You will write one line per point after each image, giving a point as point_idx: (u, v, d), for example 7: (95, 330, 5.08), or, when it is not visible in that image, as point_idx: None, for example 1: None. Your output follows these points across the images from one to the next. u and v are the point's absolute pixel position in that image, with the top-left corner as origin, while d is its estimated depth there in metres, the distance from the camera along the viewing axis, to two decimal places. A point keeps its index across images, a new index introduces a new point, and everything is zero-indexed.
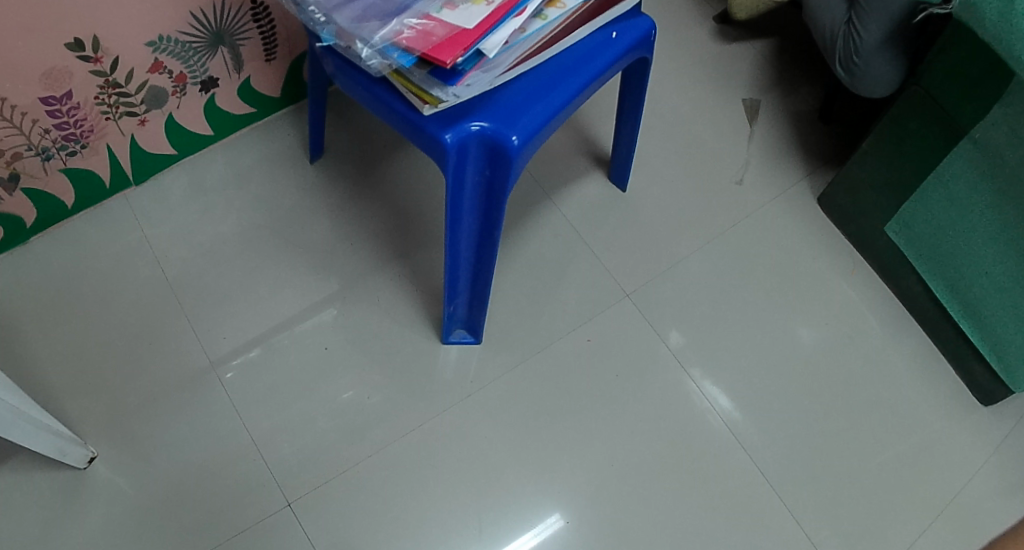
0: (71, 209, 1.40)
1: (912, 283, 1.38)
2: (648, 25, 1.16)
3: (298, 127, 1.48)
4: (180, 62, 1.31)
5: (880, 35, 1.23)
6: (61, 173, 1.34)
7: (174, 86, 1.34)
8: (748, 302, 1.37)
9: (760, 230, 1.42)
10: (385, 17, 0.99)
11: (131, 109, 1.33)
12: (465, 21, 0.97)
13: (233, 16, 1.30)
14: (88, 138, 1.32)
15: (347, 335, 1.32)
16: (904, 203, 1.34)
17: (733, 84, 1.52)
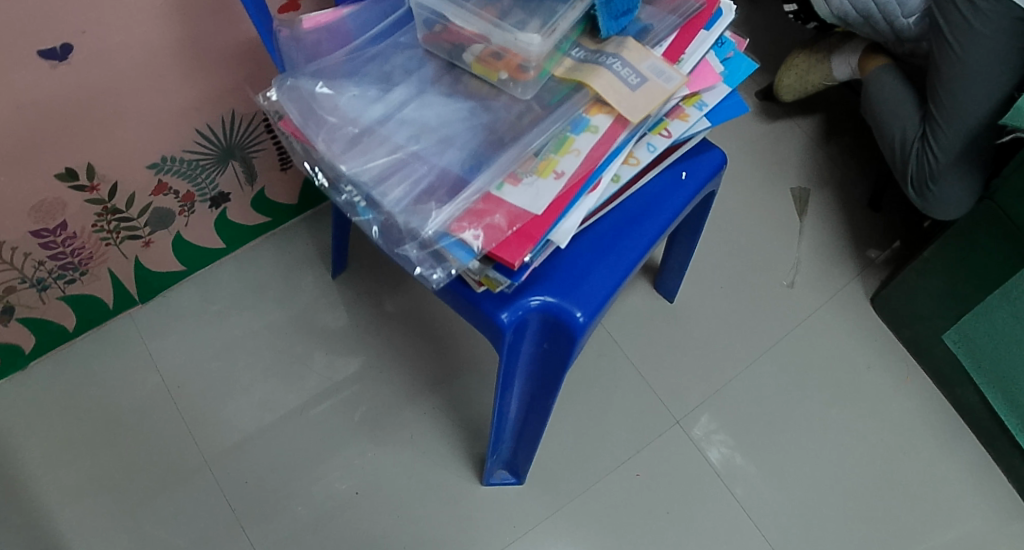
0: (71, 332, 1.28)
1: (969, 394, 1.27)
2: (719, 160, 1.05)
3: (318, 231, 1.37)
4: (187, 181, 1.19)
5: (959, 148, 1.15)
6: (59, 300, 1.22)
7: (181, 206, 1.22)
8: (809, 422, 1.27)
9: (815, 338, 1.34)
10: (438, 202, 0.84)
11: (133, 232, 1.20)
12: (533, 204, 0.84)
13: (245, 125, 1.19)
14: (87, 265, 1.20)
15: (379, 474, 1.22)
16: (965, 314, 1.24)
17: (781, 171, 1.43)
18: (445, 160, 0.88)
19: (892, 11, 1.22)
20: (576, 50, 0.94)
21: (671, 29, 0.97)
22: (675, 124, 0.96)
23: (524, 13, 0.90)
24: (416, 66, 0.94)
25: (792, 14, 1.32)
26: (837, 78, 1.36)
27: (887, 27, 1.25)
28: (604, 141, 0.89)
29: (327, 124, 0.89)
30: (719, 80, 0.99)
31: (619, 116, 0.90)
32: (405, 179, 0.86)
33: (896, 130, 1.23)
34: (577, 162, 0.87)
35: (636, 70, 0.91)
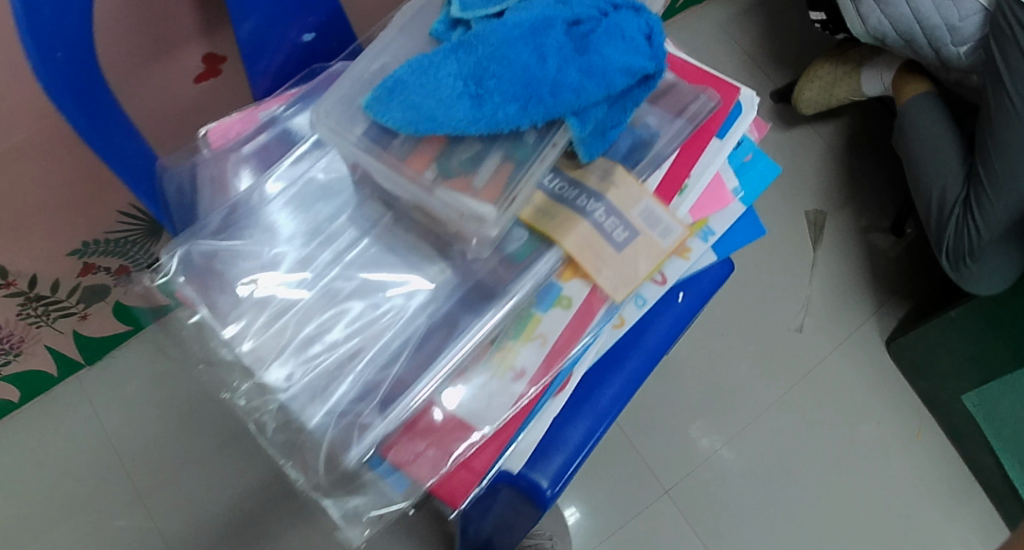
0: (15, 404, 1.18)
1: (983, 454, 1.16)
2: (723, 273, 0.88)
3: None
4: (118, 258, 1.07)
5: (1008, 221, 0.98)
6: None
7: (115, 279, 1.10)
8: (810, 487, 1.19)
9: (821, 388, 1.23)
10: (378, 414, 0.70)
11: (66, 311, 1.09)
12: (486, 419, 0.71)
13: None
14: (21, 346, 1.09)
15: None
16: (989, 382, 1.11)
17: (797, 188, 1.29)
18: (378, 356, 0.72)
19: (941, 38, 1.00)
20: (554, 177, 0.77)
21: (677, 144, 0.79)
22: (672, 265, 0.81)
23: (481, 143, 0.72)
24: (341, 208, 0.77)
25: (815, 23, 1.13)
26: (865, 94, 1.17)
27: (933, 52, 1.03)
28: (575, 319, 0.74)
29: (234, 307, 0.73)
30: (733, 199, 0.82)
31: (594, 285, 0.74)
32: (329, 385, 0.71)
33: (934, 187, 1.05)
34: (540, 354, 0.73)
35: (624, 220, 0.75)
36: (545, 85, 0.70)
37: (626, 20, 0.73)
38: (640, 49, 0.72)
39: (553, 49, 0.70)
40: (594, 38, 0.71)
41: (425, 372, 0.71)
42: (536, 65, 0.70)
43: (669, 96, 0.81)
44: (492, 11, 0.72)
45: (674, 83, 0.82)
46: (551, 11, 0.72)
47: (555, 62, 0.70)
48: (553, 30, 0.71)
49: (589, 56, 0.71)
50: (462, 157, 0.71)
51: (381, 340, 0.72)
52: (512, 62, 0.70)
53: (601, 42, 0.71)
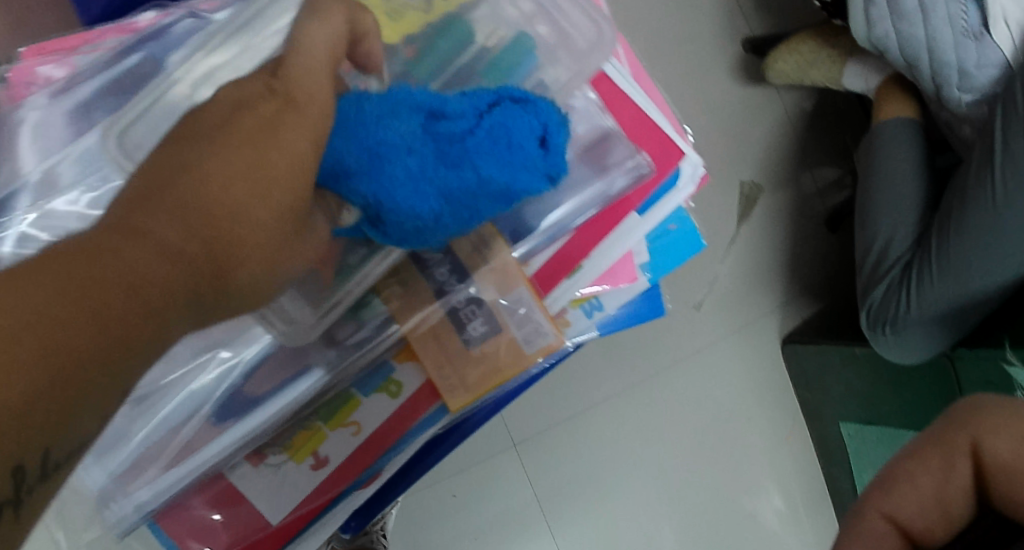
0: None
1: (842, 480, 1.16)
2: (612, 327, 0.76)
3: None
4: None
5: (943, 309, 0.87)
6: None
7: None
8: (665, 467, 1.17)
9: (706, 371, 1.18)
10: (157, 474, 0.61)
11: None
12: (273, 508, 0.64)
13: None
14: None
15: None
16: (871, 425, 1.07)
17: (745, 151, 1.17)
18: (167, 419, 0.61)
19: (946, 76, 0.86)
20: None
21: (582, 219, 0.65)
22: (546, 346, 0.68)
23: None
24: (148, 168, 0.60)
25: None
26: (843, 87, 1.03)
27: (933, 87, 0.89)
28: (398, 415, 0.64)
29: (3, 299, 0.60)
30: (640, 277, 0.72)
31: (429, 381, 0.64)
32: (110, 447, 0.61)
33: (881, 233, 0.94)
34: (349, 447, 0.64)
35: (489, 314, 0.63)
36: (390, 202, 0.54)
37: (517, 121, 0.54)
38: (528, 164, 0.54)
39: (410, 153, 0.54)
40: (466, 146, 0.54)
41: (211, 446, 0.61)
42: (385, 173, 0.54)
43: (593, 152, 0.65)
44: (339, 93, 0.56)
45: (608, 134, 0.66)
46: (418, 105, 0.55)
47: (411, 172, 0.54)
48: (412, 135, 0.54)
49: (456, 171, 0.54)
50: None
51: (170, 403, 0.61)
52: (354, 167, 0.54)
53: (475, 151, 0.54)
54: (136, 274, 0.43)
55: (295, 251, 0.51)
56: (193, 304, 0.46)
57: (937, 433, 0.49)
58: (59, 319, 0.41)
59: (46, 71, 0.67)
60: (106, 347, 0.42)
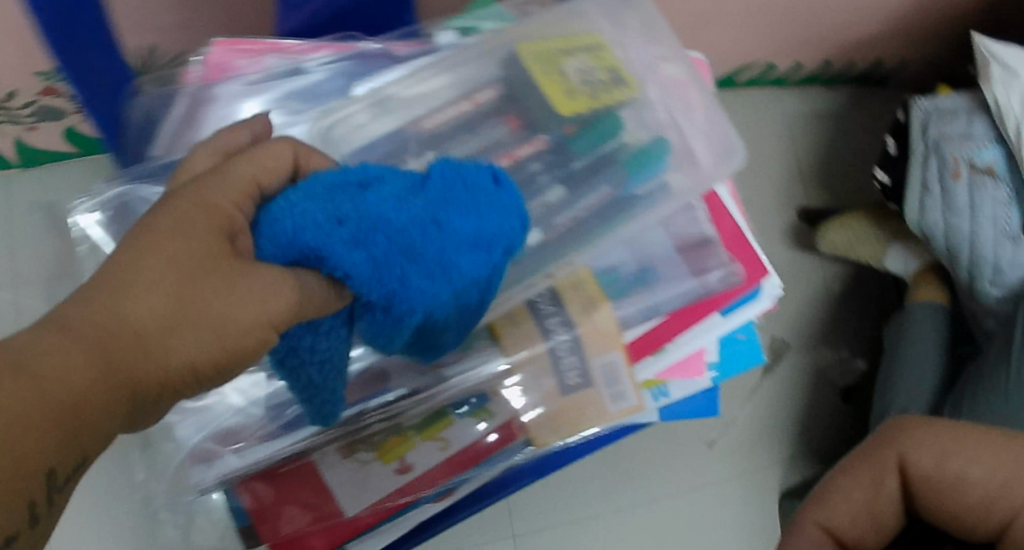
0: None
1: None
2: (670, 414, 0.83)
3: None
4: None
5: None
6: None
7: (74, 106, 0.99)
8: None
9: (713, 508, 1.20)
10: (246, 448, 0.66)
11: (12, 113, 0.99)
12: (347, 502, 0.69)
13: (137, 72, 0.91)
14: None
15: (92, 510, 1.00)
16: None
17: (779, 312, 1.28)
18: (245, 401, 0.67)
19: (982, 270, 0.97)
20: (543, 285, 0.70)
21: (676, 306, 0.73)
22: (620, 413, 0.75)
23: None
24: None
25: (877, 182, 1.07)
26: (884, 267, 1.14)
27: (967, 279, 1.00)
28: (483, 444, 0.71)
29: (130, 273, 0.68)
30: (706, 373, 0.79)
31: (518, 417, 0.71)
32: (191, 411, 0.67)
33: (894, 405, 1.00)
34: (434, 459, 0.70)
35: (584, 365, 0.70)
36: (356, 276, 0.51)
37: (464, 170, 0.57)
38: (503, 206, 0.57)
39: (352, 223, 0.51)
40: (424, 200, 0.54)
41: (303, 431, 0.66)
42: (337, 250, 0.50)
43: (695, 253, 0.74)
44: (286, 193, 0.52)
45: (711, 241, 0.75)
46: (341, 184, 0.52)
47: (360, 238, 0.51)
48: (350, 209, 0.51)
49: (413, 220, 0.53)
50: None
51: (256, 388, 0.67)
52: (307, 251, 0.50)
53: (442, 202, 0.55)
54: (56, 374, 0.42)
55: (277, 297, 0.49)
56: (123, 401, 0.45)
57: (873, 447, 0.64)
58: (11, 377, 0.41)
59: (235, 67, 0.75)
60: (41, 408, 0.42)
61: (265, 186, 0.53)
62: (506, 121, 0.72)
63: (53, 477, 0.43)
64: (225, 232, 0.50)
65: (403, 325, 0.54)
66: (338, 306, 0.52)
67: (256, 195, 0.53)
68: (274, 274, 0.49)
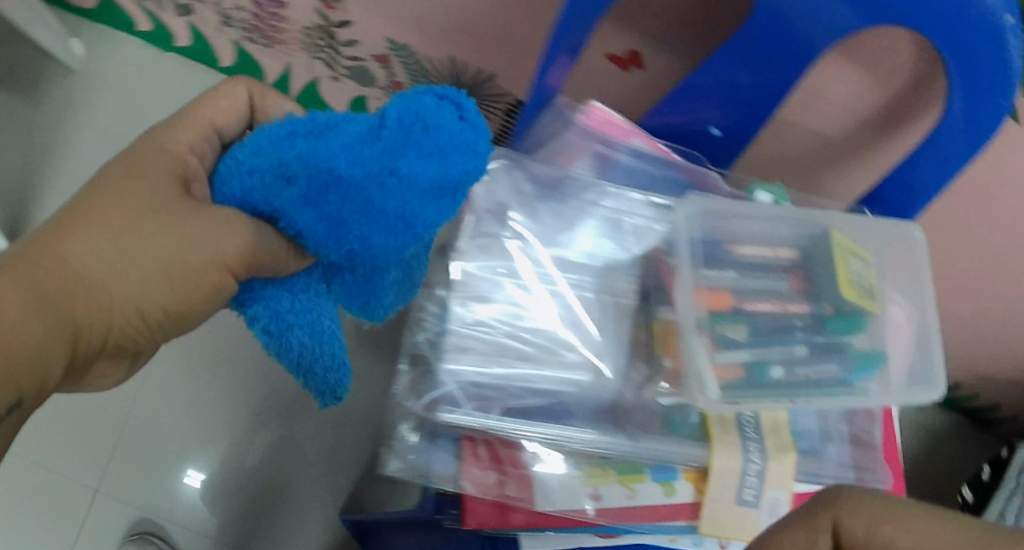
0: (144, 34, 1.09)
1: None
2: None
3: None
4: (411, 75, 0.96)
5: None
6: (186, 25, 1.03)
7: (387, 83, 0.99)
8: None
9: None
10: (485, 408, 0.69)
11: (330, 61, 0.99)
12: (551, 494, 0.70)
13: (489, 82, 0.92)
14: (274, 43, 0.99)
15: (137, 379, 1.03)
16: None
17: None
18: (515, 379, 0.70)
19: None
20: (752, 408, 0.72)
21: (839, 475, 0.73)
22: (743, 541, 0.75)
23: (756, 338, 0.68)
24: (621, 242, 0.75)
25: (960, 495, 0.98)
26: None
27: None
28: (670, 508, 0.71)
29: (468, 238, 0.73)
30: None
31: (696, 503, 0.71)
32: (472, 352, 0.70)
33: None
34: (621, 503, 0.70)
35: (761, 486, 0.70)
36: (313, 234, 0.54)
37: (425, 108, 0.52)
38: (457, 143, 0.52)
39: (302, 182, 0.53)
40: (381, 148, 0.52)
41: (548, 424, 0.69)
42: (291, 207, 0.53)
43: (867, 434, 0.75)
44: (274, 128, 0.54)
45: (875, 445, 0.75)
46: (291, 135, 0.53)
47: (312, 199, 0.53)
48: (294, 167, 0.52)
49: (366, 170, 0.51)
50: (726, 332, 0.68)
51: (529, 368, 0.71)
52: (262, 209, 0.55)
53: (396, 150, 0.51)
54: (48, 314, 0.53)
55: (230, 237, 0.54)
56: (64, 327, 0.54)
57: (808, 509, 0.53)
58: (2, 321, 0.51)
59: (620, 138, 0.77)
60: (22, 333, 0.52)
61: (222, 127, 0.62)
62: (784, 283, 0.71)
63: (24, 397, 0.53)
64: (181, 178, 0.57)
65: (376, 284, 0.60)
66: (300, 265, 0.57)
67: (214, 137, 0.61)
68: (225, 220, 0.55)
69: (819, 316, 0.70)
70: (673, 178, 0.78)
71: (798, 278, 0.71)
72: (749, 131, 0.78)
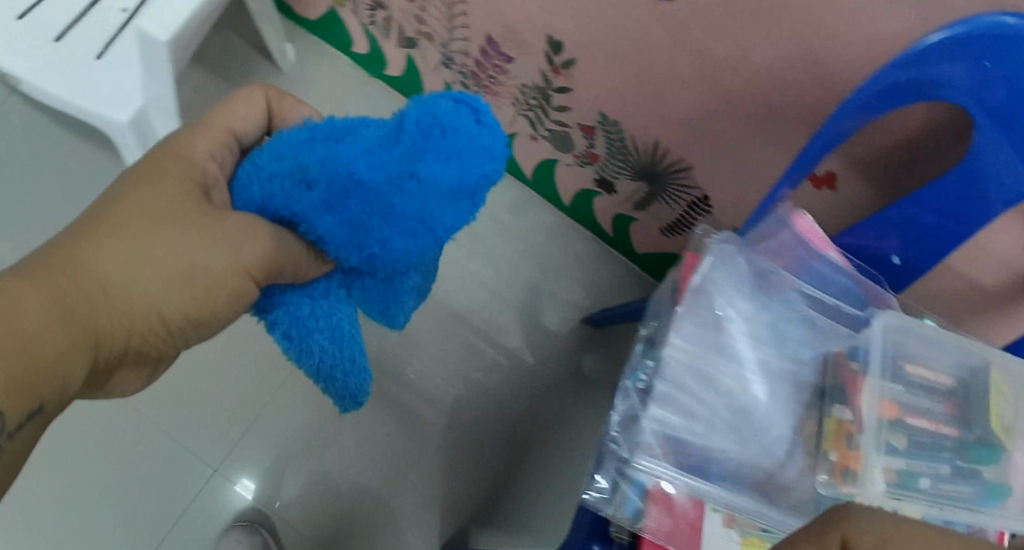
0: (355, 55, 1.16)
1: None
2: None
3: (564, 262, 1.15)
4: (607, 151, 0.96)
5: None
6: (399, 51, 1.07)
7: (581, 154, 1.00)
8: None
9: None
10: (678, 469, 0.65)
11: (535, 122, 1.00)
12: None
13: (681, 171, 0.91)
14: (488, 91, 1.01)
15: (187, 380, 1.07)
16: None
17: None
18: (714, 452, 0.65)
19: None
20: None
21: None
22: None
23: (931, 458, 0.63)
24: (810, 340, 0.69)
25: None
26: None
27: None
28: None
29: (688, 301, 0.68)
30: None
31: None
32: (681, 408, 0.65)
33: None
34: None
35: None
36: (332, 239, 0.54)
37: (442, 112, 0.51)
38: (475, 146, 0.51)
39: (321, 187, 0.52)
40: (400, 151, 0.51)
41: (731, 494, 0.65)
42: (309, 212, 0.53)
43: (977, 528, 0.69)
44: (297, 133, 0.54)
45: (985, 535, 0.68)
46: (311, 141, 0.53)
47: (332, 203, 0.53)
48: (313, 172, 0.52)
49: (384, 173, 0.51)
50: (898, 443, 0.63)
51: (727, 444, 0.65)
52: (281, 214, 0.56)
53: (415, 153, 0.51)
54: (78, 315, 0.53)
55: (250, 245, 0.54)
56: (82, 331, 0.53)
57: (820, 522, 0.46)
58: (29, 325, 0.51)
59: (819, 252, 0.71)
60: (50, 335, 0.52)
61: (241, 132, 0.62)
62: (940, 404, 0.65)
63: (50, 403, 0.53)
64: (200, 186, 0.57)
65: (395, 289, 0.59)
66: (321, 270, 0.57)
67: (233, 143, 0.61)
68: (245, 227, 0.55)
69: (965, 440, 0.64)
70: (857, 295, 0.71)
71: (952, 404, 0.65)
72: (931, 263, 0.71)
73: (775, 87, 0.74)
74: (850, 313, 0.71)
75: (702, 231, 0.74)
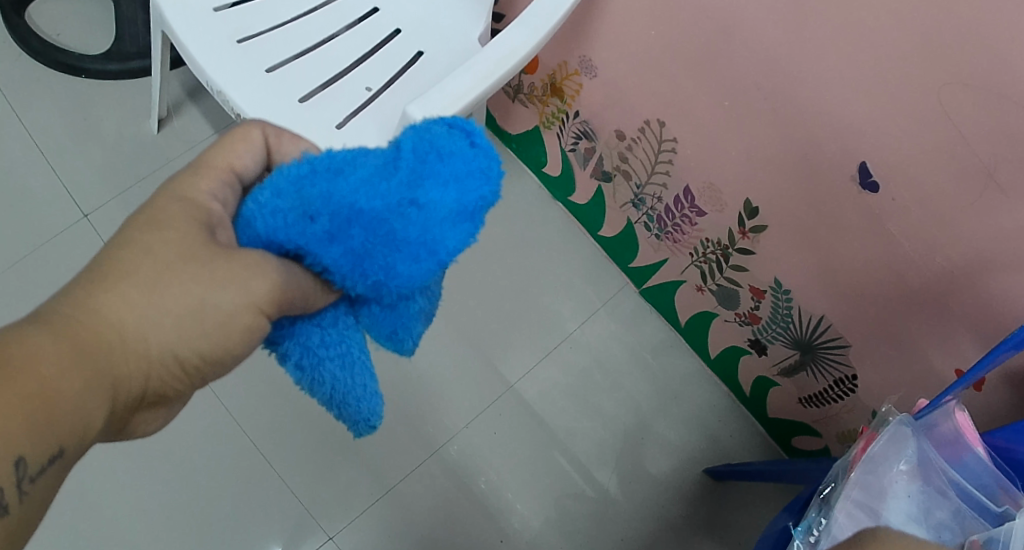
0: (545, 174, 1.31)
1: None
2: None
3: (697, 413, 1.27)
4: (771, 317, 1.08)
5: None
6: (594, 184, 1.22)
7: (745, 314, 1.13)
8: None
9: None
10: None
11: (707, 272, 1.14)
12: None
13: (835, 346, 1.02)
14: (667, 237, 1.16)
15: (247, 439, 1.16)
16: None
17: None
18: None
19: None
20: None
21: None
22: None
23: None
24: (957, 527, 0.71)
25: None
26: None
27: None
28: None
29: (859, 470, 0.72)
30: None
31: None
32: None
33: None
34: None
35: None
36: (337, 269, 0.54)
37: (437, 137, 0.54)
38: (471, 169, 0.53)
39: (324, 219, 0.53)
40: (400, 179, 0.53)
41: None
42: (314, 243, 0.54)
43: None
44: (296, 165, 0.55)
45: None
46: (311, 174, 0.54)
47: (336, 234, 0.53)
48: (317, 205, 0.53)
49: (390, 200, 0.53)
50: None
51: None
52: (286, 247, 0.56)
53: (414, 180, 0.53)
54: (94, 357, 0.53)
55: (259, 279, 0.55)
56: (99, 374, 0.53)
57: None
58: (47, 366, 0.52)
59: (970, 447, 0.73)
60: (68, 377, 0.52)
61: (240, 169, 0.62)
62: None
63: (69, 448, 0.53)
64: (204, 224, 0.58)
65: (402, 313, 0.59)
66: (327, 300, 0.58)
67: (234, 182, 0.62)
68: (253, 263, 0.56)
69: None
70: (994, 492, 0.72)
71: None
72: None
73: (923, 255, 0.84)
74: (987, 505, 0.71)
75: (885, 409, 0.77)
